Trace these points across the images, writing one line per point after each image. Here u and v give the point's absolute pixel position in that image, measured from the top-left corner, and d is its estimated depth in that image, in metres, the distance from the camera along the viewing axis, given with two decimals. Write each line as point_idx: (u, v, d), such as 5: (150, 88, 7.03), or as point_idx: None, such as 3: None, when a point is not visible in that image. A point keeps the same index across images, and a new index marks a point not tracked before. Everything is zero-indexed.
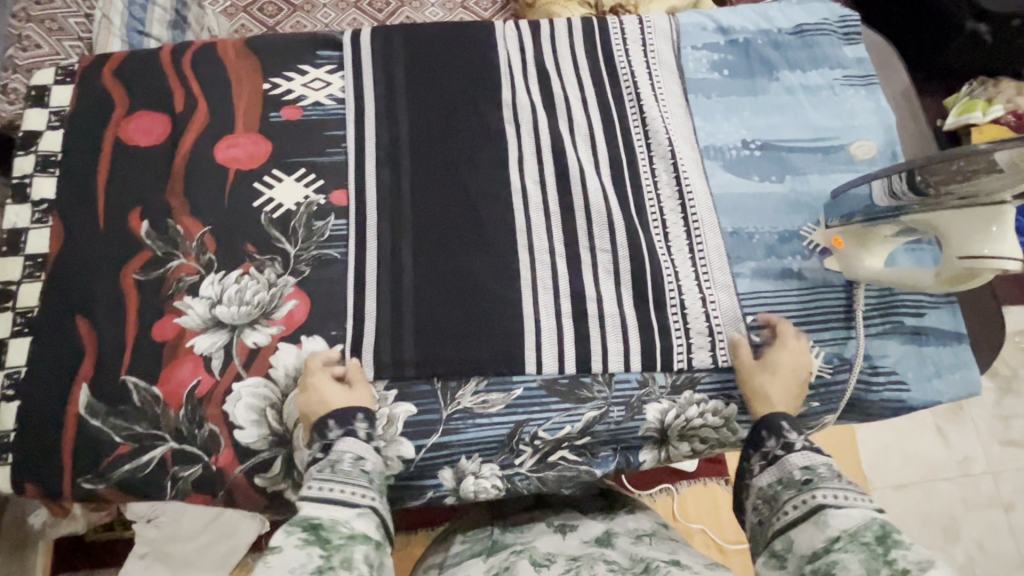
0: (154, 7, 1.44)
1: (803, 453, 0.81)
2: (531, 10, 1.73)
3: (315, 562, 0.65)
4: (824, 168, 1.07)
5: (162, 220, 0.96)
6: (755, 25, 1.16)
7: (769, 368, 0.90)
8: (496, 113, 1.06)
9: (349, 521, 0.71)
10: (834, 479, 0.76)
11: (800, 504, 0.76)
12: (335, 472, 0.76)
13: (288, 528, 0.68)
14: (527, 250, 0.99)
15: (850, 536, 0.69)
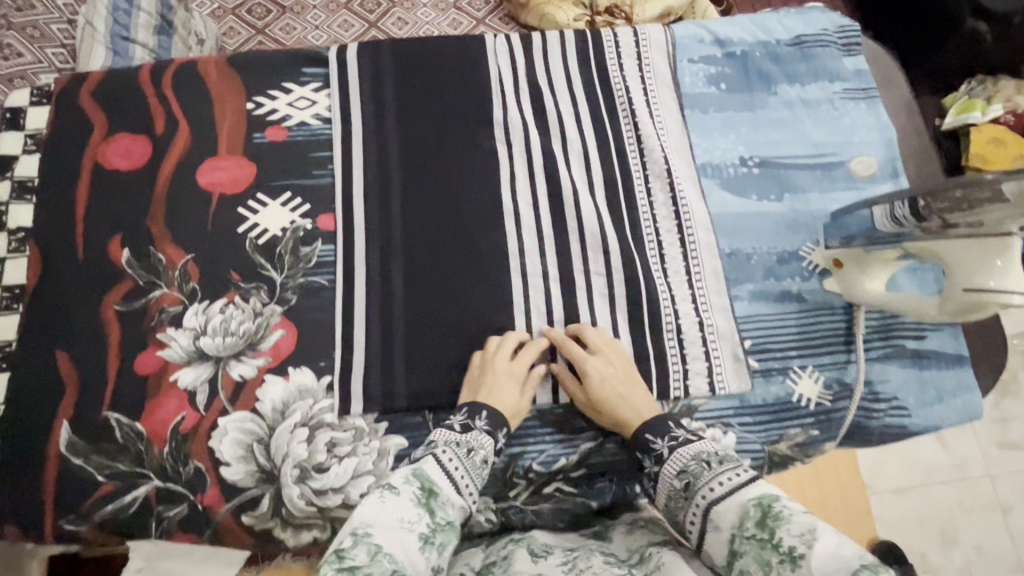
0: (138, 13, 1.38)
1: (674, 457, 0.79)
2: (524, 10, 1.67)
3: (421, 527, 0.66)
4: (823, 186, 1.04)
5: (144, 248, 0.93)
6: (753, 37, 1.13)
7: (599, 408, 0.86)
8: (487, 131, 1.03)
9: (453, 503, 0.71)
10: (704, 472, 0.75)
11: (695, 510, 0.74)
12: (467, 455, 0.76)
13: (411, 479, 0.69)
14: (521, 275, 0.96)
15: (739, 531, 0.68)
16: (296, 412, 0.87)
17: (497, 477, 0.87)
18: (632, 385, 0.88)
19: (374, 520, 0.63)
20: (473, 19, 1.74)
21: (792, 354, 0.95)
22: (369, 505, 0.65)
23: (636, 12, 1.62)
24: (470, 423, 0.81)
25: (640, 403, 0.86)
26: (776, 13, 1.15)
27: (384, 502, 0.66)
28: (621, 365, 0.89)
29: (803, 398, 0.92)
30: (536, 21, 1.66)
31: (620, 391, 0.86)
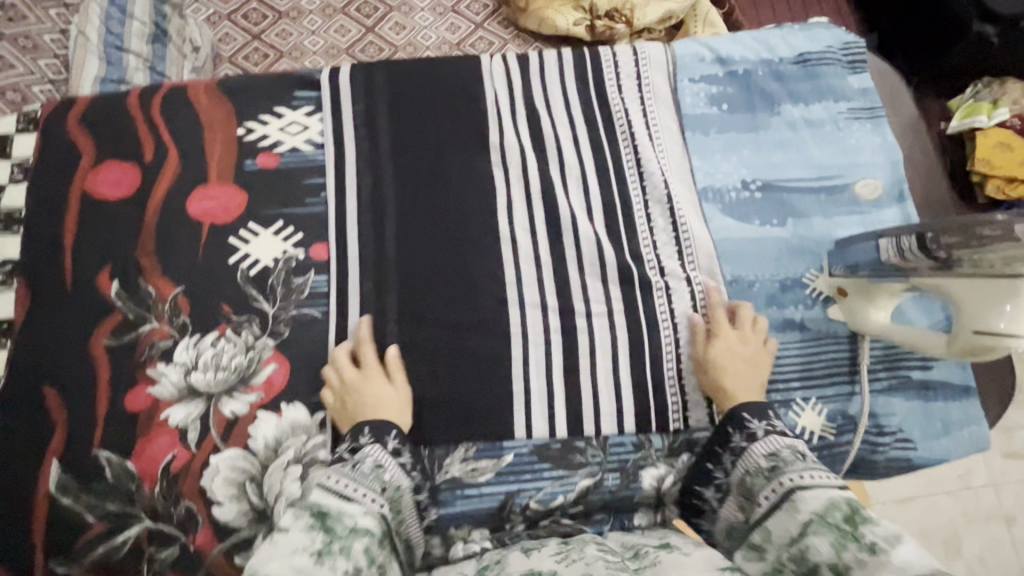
0: (132, 22, 1.37)
1: (767, 439, 0.76)
2: (523, 14, 1.63)
3: (315, 545, 0.60)
4: (827, 210, 1.02)
5: (133, 280, 0.91)
6: (756, 55, 1.10)
7: (711, 369, 0.88)
8: (483, 155, 1.01)
9: (355, 515, 0.65)
10: (797, 461, 0.71)
11: (771, 492, 0.69)
12: (353, 471, 0.71)
13: (297, 511, 0.63)
14: (517, 304, 0.94)
15: (821, 518, 0.63)
16: (289, 449, 0.85)
17: (493, 514, 0.86)
18: (755, 370, 0.88)
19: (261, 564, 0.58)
20: (471, 23, 1.69)
21: (795, 386, 0.92)
22: (259, 555, 0.59)
23: (636, 17, 1.60)
24: (355, 444, 0.77)
25: (754, 391, 0.85)
26: (779, 30, 1.13)
27: (273, 543, 0.60)
28: (755, 348, 0.89)
29: (807, 432, 0.90)
30: (534, 26, 1.64)
31: (742, 374, 0.86)
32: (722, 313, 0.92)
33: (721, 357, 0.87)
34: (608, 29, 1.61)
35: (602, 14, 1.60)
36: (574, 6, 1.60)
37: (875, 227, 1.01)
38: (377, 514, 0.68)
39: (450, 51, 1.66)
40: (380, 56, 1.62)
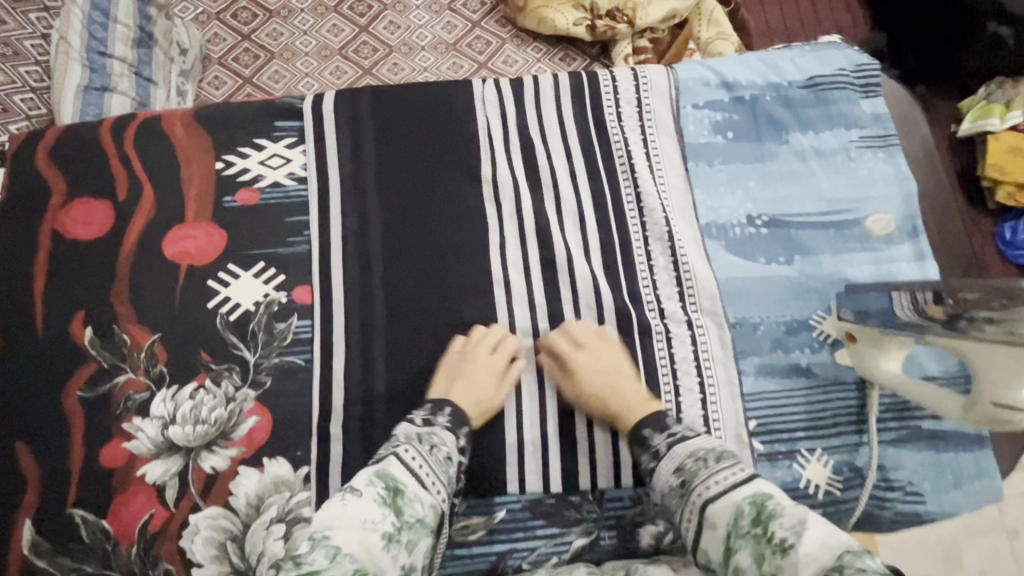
0: (115, 25, 1.37)
1: (671, 455, 0.76)
2: (520, 14, 1.55)
3: (386, 526, 0.63)
4: (837, 247, 0.97)
5: (108, 326, 0.87)
6: (763, 78, 1.04)
7: (590, 400, 0.85)
8: (475, 190, 0.96)
9: (422, 502, 0.68)
10: (701, 471, 0.71)
11: (691, 510, 0.69)
12: (429, 452, 0.73)
13: (374, 480, 0.67)
14: (511, 351, 0.90)
15: (736, 530, 0.63)
16: (271, 507, 0.81)
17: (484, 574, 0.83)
18: (620, 377, 0.86)
19: (332, 522, 0.61)
20: (467, 22, 1.59)
21: (800, 436, 0.88)
22: (331, 508, 0.63)
23: (638, 16, 1.52)
24: (432, 420, 0.78)
25: (636, 396, 0.84)
26: (788, 51, 1.06)
27: (344, 504, 0.63)
28: (609, 355, 0.87)
29: (813, 484, 0.86)
30: (533, 26, 1.56)
31: (616, 388, 0.84)
32: (566, 337, 0.89)
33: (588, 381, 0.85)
34: (610, 28, 1.53)
35: (603, 13, 1.53)
36: (574, 6, 1.52)
37: (887, 265, 0.96)
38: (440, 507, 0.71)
39: (446, 50, 1.56)
40: (373, 57, 1.54)
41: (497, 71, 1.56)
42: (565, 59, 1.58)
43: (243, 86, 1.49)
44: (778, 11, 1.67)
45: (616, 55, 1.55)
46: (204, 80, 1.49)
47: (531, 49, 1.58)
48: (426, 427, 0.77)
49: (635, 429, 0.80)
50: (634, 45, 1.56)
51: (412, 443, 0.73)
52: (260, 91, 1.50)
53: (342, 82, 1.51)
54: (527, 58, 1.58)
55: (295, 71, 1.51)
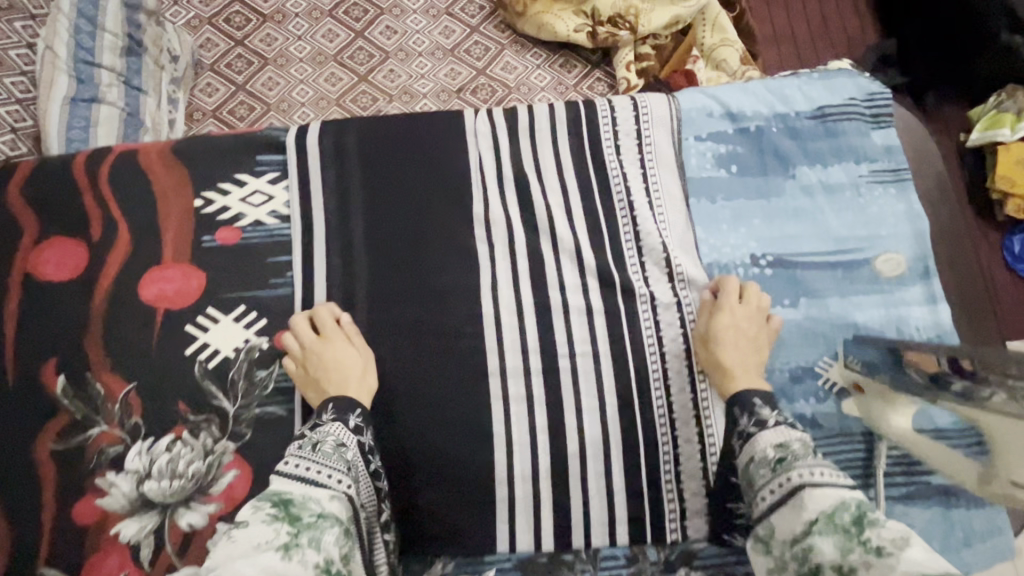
0: (103, 34, 1.31)
1: (777, 429, 0.73)
2: (520, 20, 1.50)
3: (281, 538, 0.60)
4: (844, 289, 0.93)
5: (81, 375, 0.83)
6: (770, 108, 0.99)
7: (712, 347, 0.85)
8: (466, 229, 0.92)
9: (321, 502, 0.67)
10: (808, 456, 0.69)
11: (778, 486, 0.68)
12: (314, 453, 0.71)
13: (257, 503, 0.63)
14: (502, 399, 0.86)
15: (828, 519, 0.62)
16: None
17: None
18: (757, 348, 0.85)
19: (221, 561, 0.58)
20: (466, 27, 1.53)
21: None
22: (217, 551, 0.59)
23: (641, 22, 1.47)
24: (317, 422, 0.76)
25: (758, 372, 0.83)
26: (796, 78, 1.02)
27: (231, 541, 0.60)
28: (758, 326, 0.87)
29: None
30: (533, 32, 1.50)
31: (745, 355, 0.84)
32: (730, 290, 0.88)
33: (723, 334, 0.85)
34: (612, 35, 1.47)
35: (605, 19, 1.47)
36: (575, 12, 1.48)
37: (897, 308, 0.92)
38: (344, 499, 0.70)
39: (444, 56, 1.50)
40: (369, 63, 1.48)
41: (496, 78, 1.50)
42: (566, 66, 1.52)
43: (236, 94, 1.44)
44: (785, 13, 1.62)
45: (618, 62, 1.49)
46: (196, 88, 1.44)
47: (530, 56, 1.52)
48: (312, 429, 0.75)
49: (737, 394, 0.79)
50: (637, 53, 1.50)
51: (293, 454, 0.71)
52: (253, 98, 1.44)
53: (337, 90, 1.46)
54: (526, 65, 1.52)
55: (289, 78, 1.46)
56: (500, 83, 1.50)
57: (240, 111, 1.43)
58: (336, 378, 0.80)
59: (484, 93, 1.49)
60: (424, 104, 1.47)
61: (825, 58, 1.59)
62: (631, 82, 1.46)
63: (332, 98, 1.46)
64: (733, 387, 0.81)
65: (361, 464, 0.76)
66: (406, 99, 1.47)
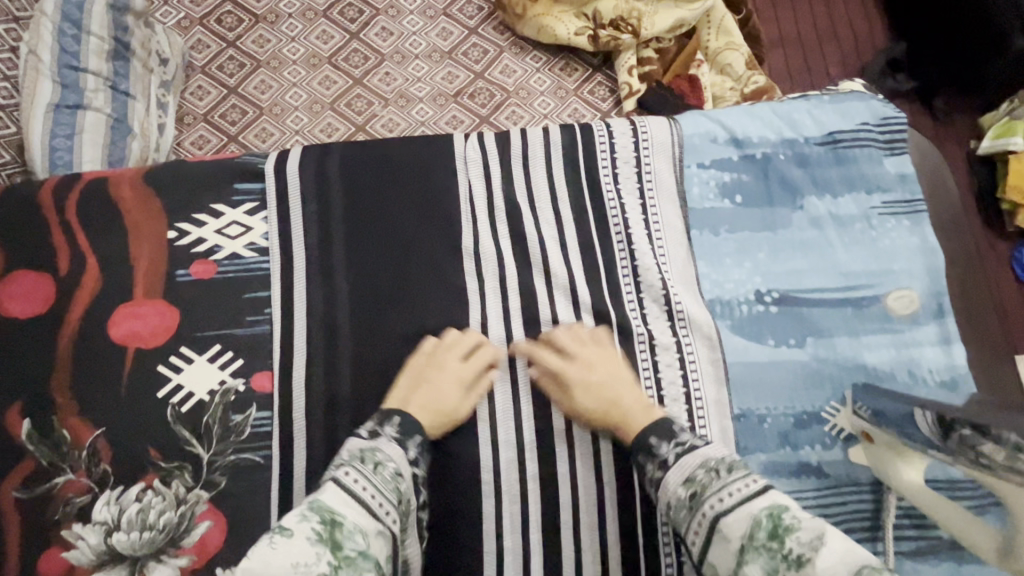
0: (88, 38, 1.24)
1: (679, 463, 0.70)
2: (519, 22, 1.43)
3: (322, 567, 0.55)
4: (854, 328, 0.88)
5: (48, 419, 0.79)
6: (777, 134, 0.94)
7: (586, 414, 0.80)
8: (455, 263, 0.88)
9: (367, 535, 0.61)
10: (713, 481, 0.66)
11: (699, 524, 0.65)
12: (374, 474, 0.66)
13: (308, 514, 0.59)
14: (490, 445, 0.82)
15: (750, 542, 0.59)
16: None
17: None
18: (623, 386, 0.80)
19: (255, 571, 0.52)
20: (463, 29, 1.46)
21: None
22: (254, 554, 0.54)
23: (644, 25, 1.41)
24: (378, 432, 0.72)
25: (641, 403, 0.78)
26: (805, 102, 0.96)
27: (271, 548, 0.55)
28: (601, 362, 0.82)
29: None
30: (532, 35, 1.43)
31: (618, 395, 0.79)
32: (559, 344, 0.83)
33: (583, 401, 0.80)
34: (614, 38, 1.40)
35: (606, 22, 1.41)
36: (576, 14, 1.41)
37: (908, 348, 0.87)
38: (387, 539, 0.63)
39: (441, 59, 1.44)
40: (365, 66, 1.42)
41: (495, 82, 1.43)
42: (566, 70, 1.45)
43: (228, 97, 1.37)
44: (791, 16, 1.55)
45: (620, 67, 1.42)
46: (186, 91, 1.37)
47: (530, 59, 1.46)
48: (371, 441, 0.71)
49: (640, 439, 0.75)
50: (640, 57, 1.44)
51: (353, 465, 0.66)
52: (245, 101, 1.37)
53: (331, 93, 1.39)
54: (525, 68, 1.45)
55: (282, 81, 1.39)
56: (499, 87, 1.43)
57: (231, 116, 1.37)
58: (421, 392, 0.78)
59: (482, 98, 1.42)
60: (420, 108, 1.40)
61: (833, 62, 1.52)
62: (633, 87, 1.40)
63: (326, 102, 1.39)
64: (631, 436, 0.76)
65: (411, 499, 0.70)
66: (401, 103, 1.40)
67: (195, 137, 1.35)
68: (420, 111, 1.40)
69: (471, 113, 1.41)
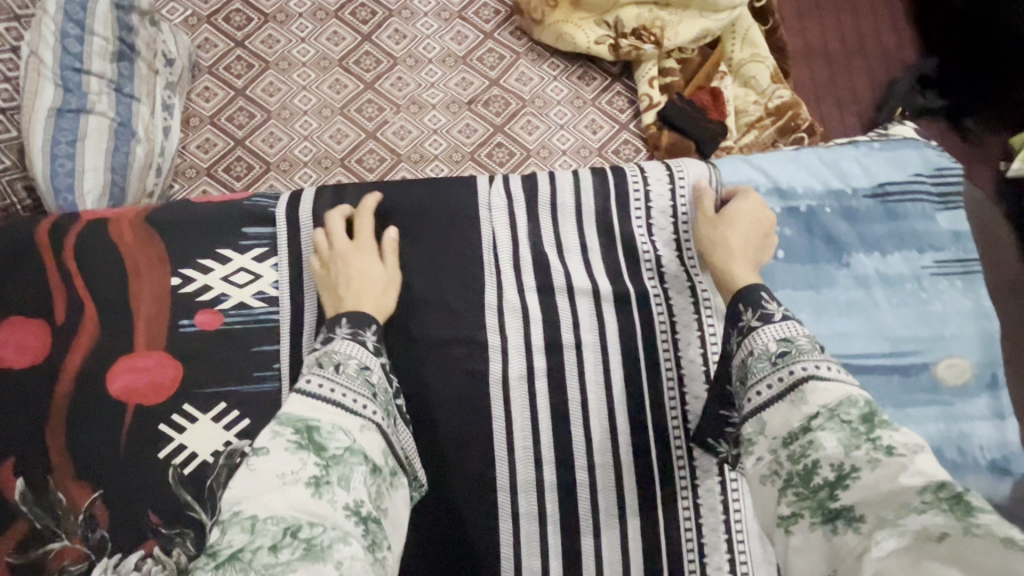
0: (92, 38, 1.12)
1: (782, 324, 0.70)
2: (537, 28, 1.33)
3: (310, 471, 0.57)
4: (900, 398, 0.82)
5: (42, 478, 0.74)
6: (823, 184, 0.89)
7: (716, 246, 0.80)
8: (475, 317, 0.83)
9: (349, 432, 0.62)
10: (813, 350, 0.66)
11: (779, 380, 0.66)
12: (336, 374, 0.66)
13: (280, 429, 0.60)
14: (511, 518, 0.78)
15: (835, 415, 0.60)
16: None
17: None
18: (759, 245, 0.82)
19: (246, 494, 0.56)
20: (479, 33, 1.37)
21: None
22: (242, 481, 0.57)
23: (667, 36, 1.31)
24: (329, 335, 0.71)
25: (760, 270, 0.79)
26: (853, 149, 0.91)
27: (253, 471, 0.57)
28: (763, 226, 0.83)
29: None
30: (551, 42, 1.34)
31: (749, 242, 0.81)
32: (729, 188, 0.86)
33: (738, 217, 0.82)
34: (636, 49, 1.31)
35: (628, 31, 1.32)
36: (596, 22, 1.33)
37: (958, 423, 0.82)
38: (376, 429, 0.65)
39: (456, 64, 1.34)
40: (376, 70, 1.33)
41: (511, 90, 1.34)
42: (584, 78, 1.36)
43: (235, 99, 1.29)
44: (818, 27, 1.51)
45: (640, 78, 1.34)
46: (193, 92, 1.29)
47: (547, 66, 1.36)
48: (325, 345, 0.70)
49: (747, 290, 0.75)
50: (661, 67, 1.35)
51: (313, 372, 0.66)
52: (253, 105, 1.29)
53: (341, 98, 1.30)
54: (543, 76, 1.35)
55: (291, 83, 1.30)
56: (515, 95, 1.33)
57: (239, 118, 1.28)
58: (360, 284, 0.77)
59: (497, 106, 1.32)
60: (433, 115, 1.31)
61: (859, 77, 1.47)
62: (653, 99, 1.31)
63: (335, 106, 1.30)
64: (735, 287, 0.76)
65: (386, 387, 0.70)
66: (413, 110, 1.31)
67: (202, 141, 1.26)
68: (433, 118, 1.31)
69: (485, 122, 1.31)
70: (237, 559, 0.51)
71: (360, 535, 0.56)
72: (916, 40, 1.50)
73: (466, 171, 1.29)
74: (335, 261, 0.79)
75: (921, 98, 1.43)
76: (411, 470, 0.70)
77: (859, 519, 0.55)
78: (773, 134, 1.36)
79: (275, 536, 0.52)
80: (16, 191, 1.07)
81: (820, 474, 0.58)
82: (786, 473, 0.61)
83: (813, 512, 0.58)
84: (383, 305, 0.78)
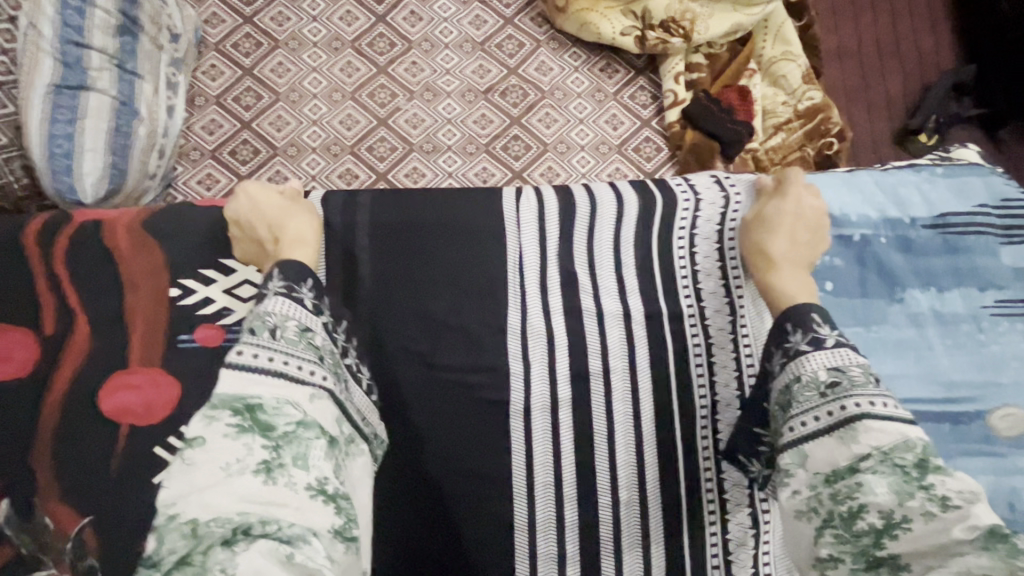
0: (93, 10, 1.02)
1: (835, 351, 0.59)
2: (559, 15, 1.23)
3: (257, 455, 0.49)
4: (947, 447, 0.75)
5: (24, 500, 0.67)
6: (878, 212, 0.83)
7: (758, 255, 0.74)
8: (497, 339, 0.77)
9: (299, 405, 0.54)
10: (870, 386, 0.56)
11: (829, 414, 0.56)
12: (274, 340, 0.57)
13: (212, 413, 0.51)
14: (528, 558, 0.72)
15: (891, 458, 0.52)
16: None
17: None
18: (806, 249, 0.74)
19: (182, 491, 0.48)
20: (498, 18, 1.28)
21: None
22: (174, 476, 0.49)
23: (697, 29, 1.21)
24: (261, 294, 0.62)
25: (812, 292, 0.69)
26: (913, 174, 0.85)
27: (188, 464, 0.49)
28: (812, 228, 0.75)
29: None
30: (574, 31, 1.25)
31: (793, 247, 0.73)
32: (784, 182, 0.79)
33: (779, 220, 0.75)
34: (663, 42, 1.21)
35: (656, 23, 1.21)
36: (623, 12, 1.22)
37: (1011, 477, 0.74)
38: (328, 397, 0.58)
39: (472, 50, 1.26)
40: (390, 53, 1.24)
41: (529, 80, 1.25)
42: (607, 71, 1.27)
43: (243, 79, 1.21)
44: (855, 27, 1.41)
45: (665, 73, 1.25)
46: (198, 69, 1.20)
47: (569, 56, 1.27)
48: (258, 305, 0.61)
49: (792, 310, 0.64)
50: (688, 62, 1.26)
51: (246, 342, 0.57)
52: (260, 87, 1.21)
53: (353, 81, 1.22)
54: (563, 67, 1.26)
55: (300, 64, 1.22)
56: (534, 86, 1.25)
57: (246, 100, 1.20)
58: (266, 221, 0.73)
59: (515, 96, 1.24)
60: (448, 104, 1.23)
61: (896, 80, 1.38)
62: (679, 95, 1.23)
63: (347, 91, 1.22)
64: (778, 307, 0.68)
65: (331, 348, 0.62)
66: (427, 98, 1.23)
67: (207, 120, 1.19)
68: (447, 106, 1.22)
69: (501, 112, 1.23)
70: (185, 565, 0.44)
71: (331, 515, 0.50)
72: (957, 46, 1.41)
73: (480, 164, 1.21)
74: (230, 216, 0.75)
75: (959, 106, 1.34)
76: (369, 428, 0.65)
77: (904, 567, 0.50)
78: (802, 138, 1.24)
79: (225, 537, 0.45)
80: (13, 170, 1.00)
81: (865, 519, 0.51)
82: (825, 512, 0.53)
83: (855, 558, 0.51)
84: (304, 226, 0.74)
